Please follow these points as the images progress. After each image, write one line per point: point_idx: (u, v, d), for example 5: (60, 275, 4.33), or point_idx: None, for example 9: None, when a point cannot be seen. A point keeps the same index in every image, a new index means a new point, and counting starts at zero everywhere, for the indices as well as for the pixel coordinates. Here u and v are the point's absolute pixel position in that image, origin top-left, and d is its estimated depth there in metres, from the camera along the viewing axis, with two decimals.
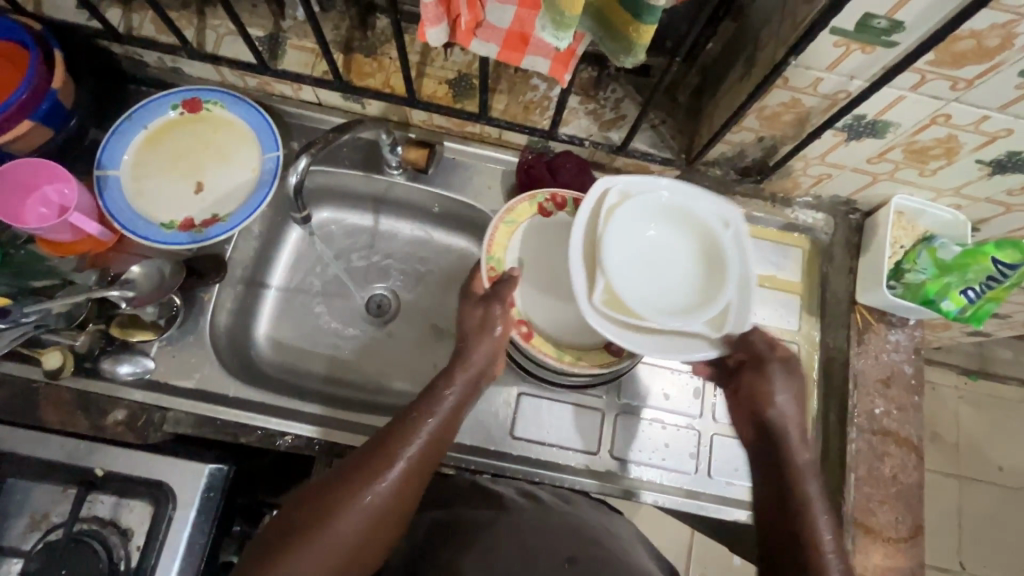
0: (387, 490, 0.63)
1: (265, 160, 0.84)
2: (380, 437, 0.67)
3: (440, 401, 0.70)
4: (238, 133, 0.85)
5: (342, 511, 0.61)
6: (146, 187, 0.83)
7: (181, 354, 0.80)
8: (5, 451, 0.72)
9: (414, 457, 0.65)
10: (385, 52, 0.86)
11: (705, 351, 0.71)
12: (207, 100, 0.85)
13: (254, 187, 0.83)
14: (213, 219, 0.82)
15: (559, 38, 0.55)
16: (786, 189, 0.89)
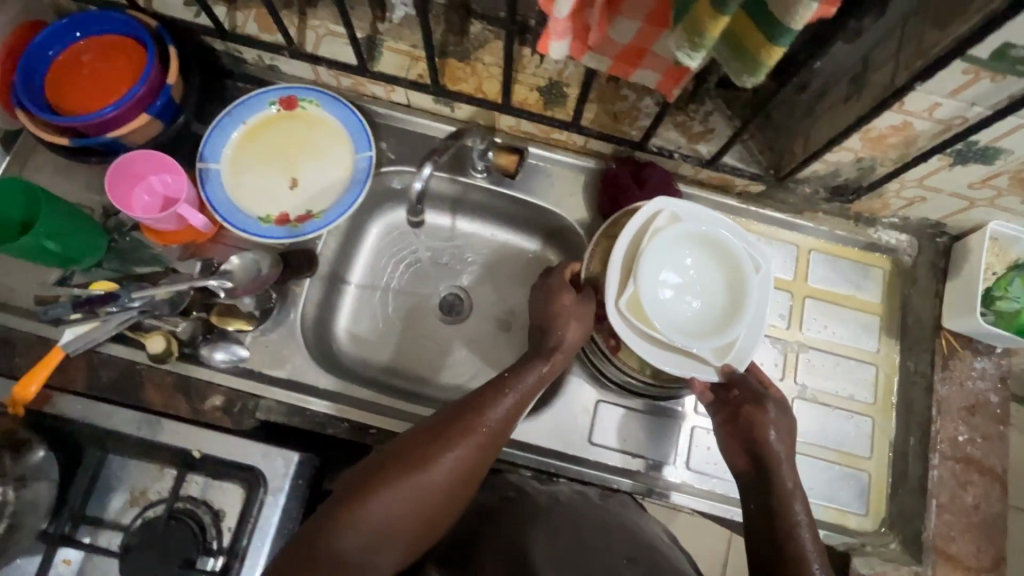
0: (470, 453, 0.67)
1: (359, 160, 0.86)
2: (466, 403, 0.71)
3: (522, 380, 0.73)
4: (332, 132, 0.88)
5: (430, 465, 0.65)
6: (243, 180, 0.85)
7: (273, 345, 0.82)
8: (111, 430, 0.76)
9: (494, 427, 0.69)
10: (479, 57, 0.86)
11: (702, 373, 0.77)
12: (304, 99, 0.87)
13: (347, 186, 0.85)
14: (307, 215, 0.84)
15: (692, 57, 0.53)
16: (872, 210, 0.88)
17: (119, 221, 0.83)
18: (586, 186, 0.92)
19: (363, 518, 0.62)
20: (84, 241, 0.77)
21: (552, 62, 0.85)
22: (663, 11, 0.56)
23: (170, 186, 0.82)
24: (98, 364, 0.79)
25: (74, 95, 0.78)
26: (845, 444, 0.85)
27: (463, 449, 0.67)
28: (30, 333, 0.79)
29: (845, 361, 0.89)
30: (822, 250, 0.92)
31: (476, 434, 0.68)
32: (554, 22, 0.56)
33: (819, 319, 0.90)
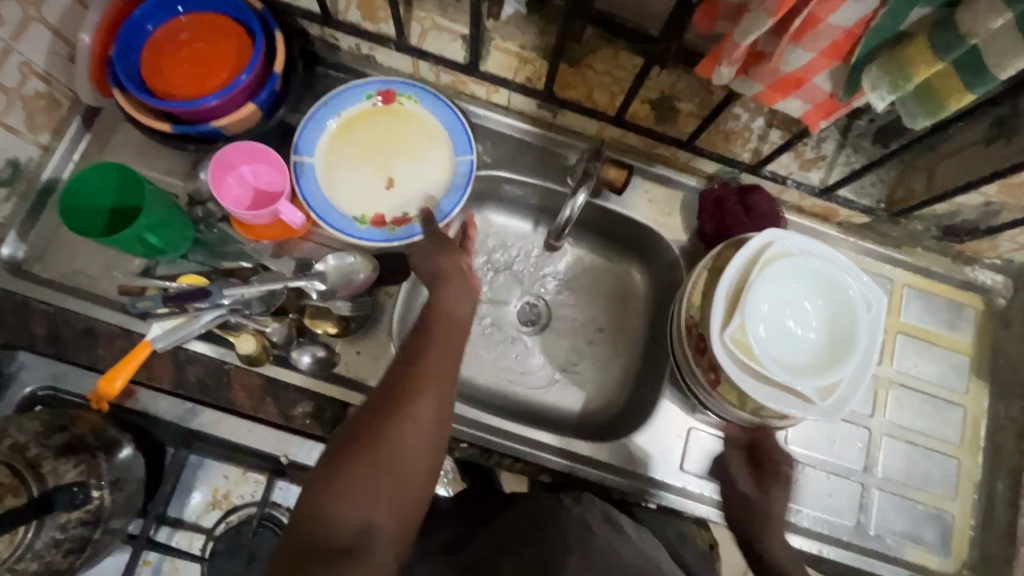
0: (436, 393, 0.58)
1: (457, 163, 0.83)
2: (407, 347, 0.62)
3: (454, 310, 0.65)
4: (428, 131, 0.84)
5: (404, 414, 0.55)
6: (338, 177, 0.82)
7: (366, 351, 0.80)
8: (200, 430, 0.75)
9: (445, 364, 0.60)
10: (590, 63, 0.78)
11: (803, 412, 0.71)
12: (403, 95, 0.83)
13: (446, 190, 0.82)
14: (405, 218, 0.81)
15: (884, 98, 0.53)
16: (976, 250, 0.86)
17: (207, 210, 0.79)
18: (684, 205, 0.90)
19: (339, 503, 0.51)
20: (174, 224, 0.73)
21: (665, 73, 0.78)
22: (846, 45, 0.52)
23: (263, 179, 0.78)
24: (186, 361, 0.75)
25: (170, 77, 0.73)
26: (931, 484, 0.85)
27: (428, 390, 0.57)
28: (113, 325, 0.75)
29: (935, 401, 0.87)
30: (915, 285, 0.90)
31: (436, 373, 0.59)
32: (728, 43, 0.55)
33: (911, 356, 0.88)
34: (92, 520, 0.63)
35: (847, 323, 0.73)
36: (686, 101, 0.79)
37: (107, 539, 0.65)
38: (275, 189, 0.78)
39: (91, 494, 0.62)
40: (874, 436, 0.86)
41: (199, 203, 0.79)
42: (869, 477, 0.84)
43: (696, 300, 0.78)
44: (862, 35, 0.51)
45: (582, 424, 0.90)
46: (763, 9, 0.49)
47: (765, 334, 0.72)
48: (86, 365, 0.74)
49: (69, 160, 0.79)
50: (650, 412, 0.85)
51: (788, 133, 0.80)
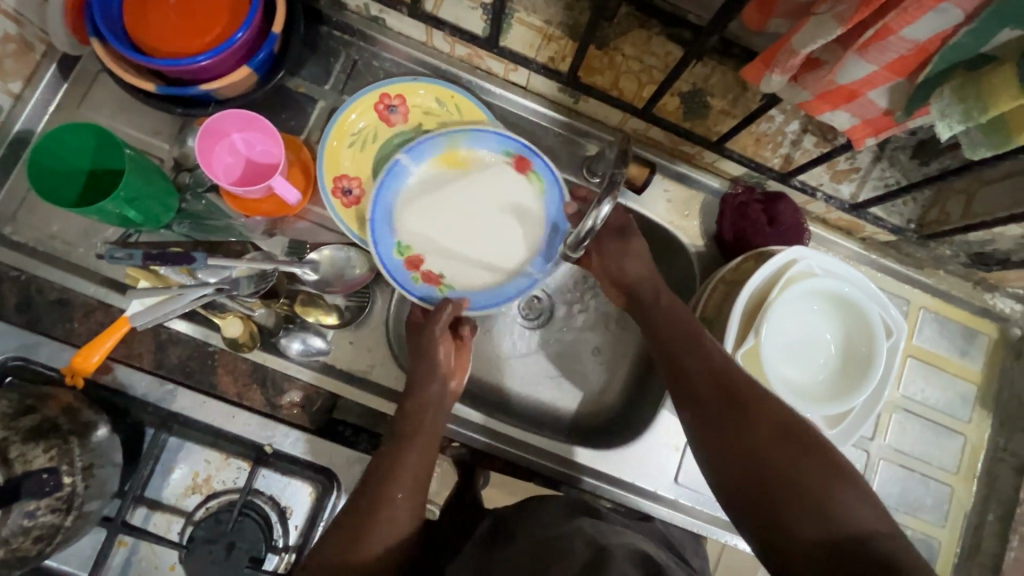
0: (404, 503, 0.63)
1: (528, 269, 0.79)
2: (379, 467, 0.65)
3: (420, 432, 0.67)
4: (529, 230, 0.79)
5: (376, 522, 0.61)
6: (414, 197, 0.77)
7: (358, 342, 0.77)
8: (180, 414, 0.71)
9: (409, 504, 0.64)
10: (619, 46, 0.70)
11: None
12: (535, 172, 0.77)
13: (493, 286, 0.78)
14: (439, 283, 0.77)
15: (952, 128, 0.48)
16: (1000, 278, 0.83)
17: (196, 179, 0.74)
18: (704, 207, 0.85)
19: None
20: (153, 187, 0.67)
21: (698, 66, 0.70)
22: (916, 60, 0.47)
23: (256, 151, 0.73)
24: (166, 342, 0.72)
25: (155, 30, 0.65)
26: (922, 510, 0.84)
27: (396, 498, 0.63)
28: (91, 298, 0.71)
29: (938, 428, 0.86)
30: (932, 308, 0.87)
31: (397, 506, 0.63)
32: (784, 49, 0.49)
33: (917, 381, 0.86)
34: (63, 507, 0.60)
35: (863, 351, 0.69)
36: (718, 96, 0.72)
37: (80, 524, 0.62)
38: (269, 160, 0.72)
39: (62, 481, 0.59)
40: (872, 460, 0.84)
41: (186, 168, 0.74)
42: None
43: (708, 313, 0.74)
44: (935, 53, 0.45)
45: (578, 425, 0.88)
46: (834, 15, 0.43)
47: (783, 369, 0.70)
48: (59, 338, 0.69)
49: (44, 112, 0.73)
50: (648, 420, 0.83)
51: (823, 142, 0.74)
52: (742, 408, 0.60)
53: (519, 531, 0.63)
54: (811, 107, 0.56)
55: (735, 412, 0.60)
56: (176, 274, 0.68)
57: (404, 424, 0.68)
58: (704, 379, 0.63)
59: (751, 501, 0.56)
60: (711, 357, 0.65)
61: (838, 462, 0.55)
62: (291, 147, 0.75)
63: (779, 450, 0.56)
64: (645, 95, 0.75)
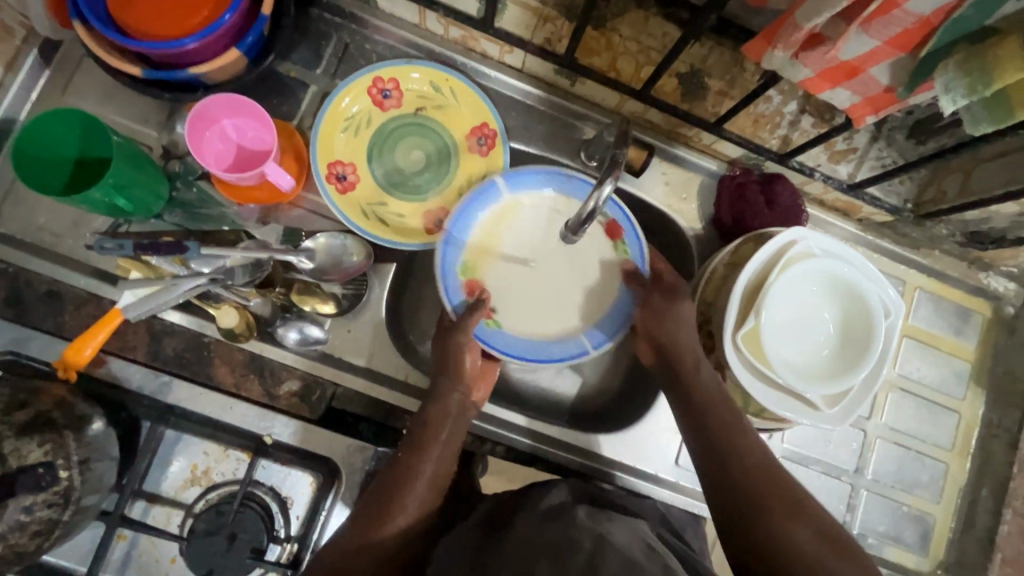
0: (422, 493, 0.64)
1: (582, 337, 0.75)
2: (398, 464, 0.65)
3: (437, 437, 0.67)
4: (595, 305, 0.77)
5: (397, 511, 0.62)
6: (501, 222, 0.76)
7: (356, 330, 0.76)
8: (176, 406, 0.70)
9: (421, 503, 0.64)
10: (616, 27, 0.70)
11: (811, 419, 0.69)
12: (625, 241, 0.76)
13: (541, 339, 0.75)
14: (489, 316, 0.74)
15: (955, 103, 0.47)
16: (995, 257, 0.84)
17: (186, 167, 0.72)
18: (701, 189, 0.84)
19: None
20: (142, 175, 0.65)
21: (695, 46, 0.70)
22: (919, 35, 0.46)
23: (248, 136, 0.71)
24: (161, 333, 0.71)
25: (140, 12, 0.64)
26: (917, 487, 0.85)
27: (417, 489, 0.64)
28: (81, 290, 0.69)
29: (933, 406, 0.86)
30: (928, 288, 0.88)
31: (411, 501, 0.63)
32: (787, 24, 0.48)
33: (914, 360, 0.86)
34: (60, 502, 0.59)
35: (862, 332, 0.70)
36: (716, 77, 0.72)
37: (77, 519, 0.61)
38: (261, 147, 0.71)
39: (58, 476, 0.58)
40: (869, 439, 0.85)
41: (176, 156, 0.73)
42: (859, 478, 0.84)
43: (708, 296, 0.74)
44: (938, 26, 0.45)
45: (579, 410, 0.88)
46: None
47: (783, 350, 0.70)
48: (49, 332, 0.68)
49: (26, 99, 0.71)
50: (648, 404, 0.83)
51: (822, 122, 0.74)
52: (782, 497, 0.58)
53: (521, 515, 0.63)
54: (812, 85, 0.56)
55: (759, 500, 0.58)
56: (168, 263, 0.68)
57: (428, 416, 0.68)
58: (739, 464, 0.62)
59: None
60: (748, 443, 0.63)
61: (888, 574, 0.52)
62: (284, 133, 0.74)
63: (805, 547, 0.54)
64: (642, 77, 0.74)
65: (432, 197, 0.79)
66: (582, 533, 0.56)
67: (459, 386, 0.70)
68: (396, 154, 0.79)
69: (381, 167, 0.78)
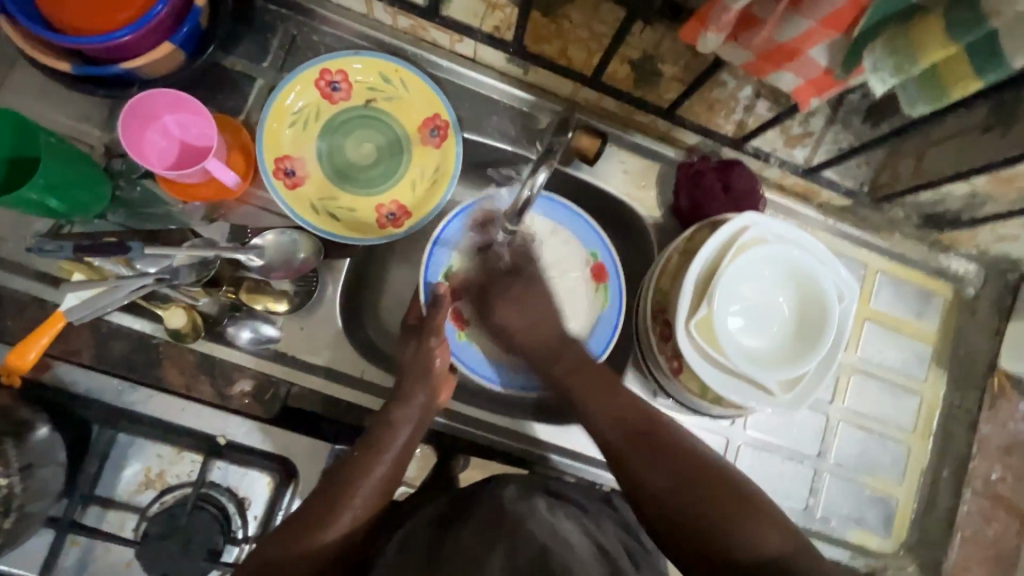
0: (367, 494, 0.63)
1: None
2: (346, 466, 0.64)
3: (395, 439, 0.66)
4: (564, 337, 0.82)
5: (342, 510, 0.61)
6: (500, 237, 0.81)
7: (309, 328, 0.74)
8: (125, 409, 0.69)
9: (370, 498, 0.63)
10: (565, 13, 0.67)
11: (767, 405, 0.69)
12: (606, 284, 0.82)
13: (505, 362, 0.81)
14: (462, 325, 0.81)
15: (887, 84, 0.47)
16: (954, 239, 0.84)
17: (129, 164, 0.70)
18: (661, 177, 0.84)
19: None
20: (77, 173, 0.64)
21: (647, 32, 0.67)
22: (849, 17, 0.45)
23: (191, 133, 0.70)
24: (108, 336, 0.69)
25: (71, 5, 0.62)
26: (881, 470, 0.86)
27: (362, 490, 0.63)
28: (24, 293, 0.68)
29: (895, 389, 0.87)
30: (889, 271, 0.88)
31: (357, 503, 0.62)
32: (716, 6, 0.48)
33: (875, 343, 0.87)
34: (0, 510, 0.58)
35: (818, 317, 0.70)
36: (669, 63, 0.70)
37: (21, 527, 0.60)
38: (204, 143, 0.70)
39: None
40: (831, 423, 0.85)
41: (118, 154, 0.71)
42: (821, 462, 0.85)
43: (665, 284, 0.73)
44: (869, 5, 0.44)
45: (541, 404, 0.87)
46: None
47: (738, 337, 0.69)
48: None
49: None
50: None
51: (776, 106, 0.72)
52: (653, 452, 0.61)
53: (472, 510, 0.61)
54: (754, 67, 0.55)
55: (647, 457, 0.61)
56: (111, 263, 0.66)
57: (387, 416, 0.67)
58: (605, 424, 0.65)
59: (688, 542, 0.56)
60: (613, 405, 0.66)
61: (744, 489, 0.58)
62: (229, 129, 0.72)
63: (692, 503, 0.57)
64: (594, 64, 0.73)
65: (385, 192, 0.78)
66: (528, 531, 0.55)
67: (422, 388, 0.69)
68: (347, 148, 0.78)
69: (333, 162, 0.77)
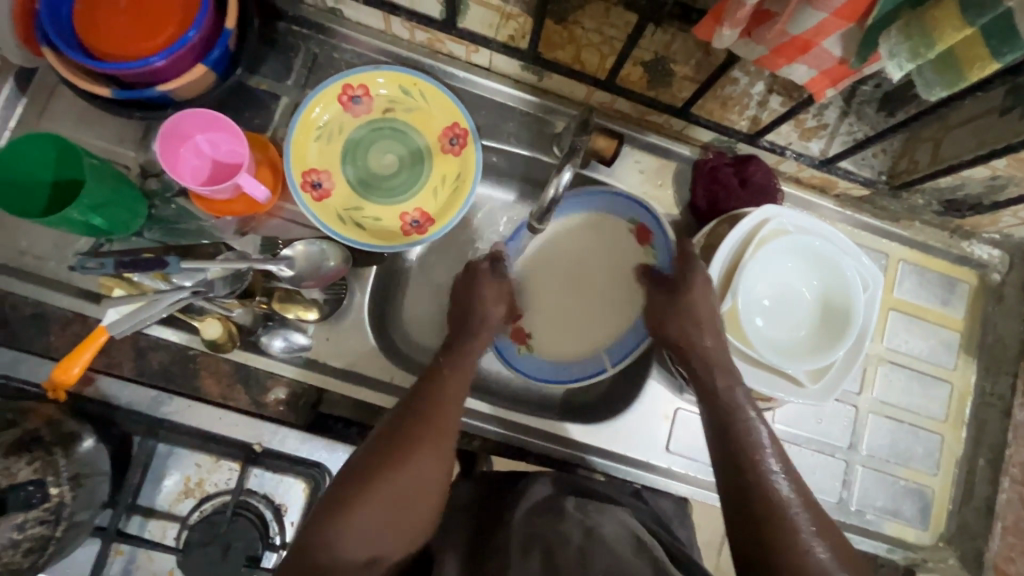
0: (437, 421, 0.62)
1: (607, 354, 0.82)
2: (413, 398, 0.64)
3: (454, 371, 0.67)
4: (618, 319, 0.85)
5: (413, 439, 0.60)
6: (541, 259, 0.86)
7: (336, 337, 0.77)
8: (164, 419, 0.71)
9: (447, 410, 0.64)
10: (578, 20, 0.68)
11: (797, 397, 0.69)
12: (653, 245, 0.81)
13: (571, 362, 0.83)
14: (522, 341, 0.84)
15: (903, 69, 0.48)
16: (976, 224, 0.84)
17: (163, 184, 0.73)
18: (677, 175, 0.85)
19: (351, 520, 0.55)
20: (118, 193, 0.66)
21: (659, 33, 0.68)
22: (863, 4, 0.46)
23: (222, 150, 0.73)
24: (147, 348, 0.72)
25: (109, 33, 0.65)
26: (913, 460, 0.85)
27: (430, 418, 0.62)
28: (66, 310, 0.70)
29: (923, 378, 0.86)
30: (911, 260, 0.87)
31: (426, 430, 0.61)
32: (732, 1, 0.48)
33: (901, 332, 0.86)
34: (51, 519, 0.60)
35: (843, 307, 0.70)
36: (681, 63, 0.71)
37: (72, 534, 0.62)
38: (235, 160, 0.72)
39: (49, 493, 0.59)
40: (860, 414, 0.85)
41: (153, 174, 0.74)
42: (851, 454, 0.84)
43: None
44: None
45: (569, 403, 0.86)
46: None
47: (760, 327, 0.70)
48: (38, 352, 0.69)
49: (4, 129, 0.72)
50: (635, 393, 0.83)
51: (789, 100, 0.73)
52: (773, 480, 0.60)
53: (508, 515, 0.61)
54: (768, 61, 0.56)
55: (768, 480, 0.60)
56: (150, 279, 0.69)
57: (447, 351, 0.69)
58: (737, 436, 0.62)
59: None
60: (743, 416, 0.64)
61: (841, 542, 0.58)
62: (257, 145, 0.75)
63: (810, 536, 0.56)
64: (607, 67, 0.74)
65: (410, 199, 0.80)
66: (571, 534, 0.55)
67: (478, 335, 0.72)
68: (371, 158, 0.80)
69: (357, 173, 0.80)
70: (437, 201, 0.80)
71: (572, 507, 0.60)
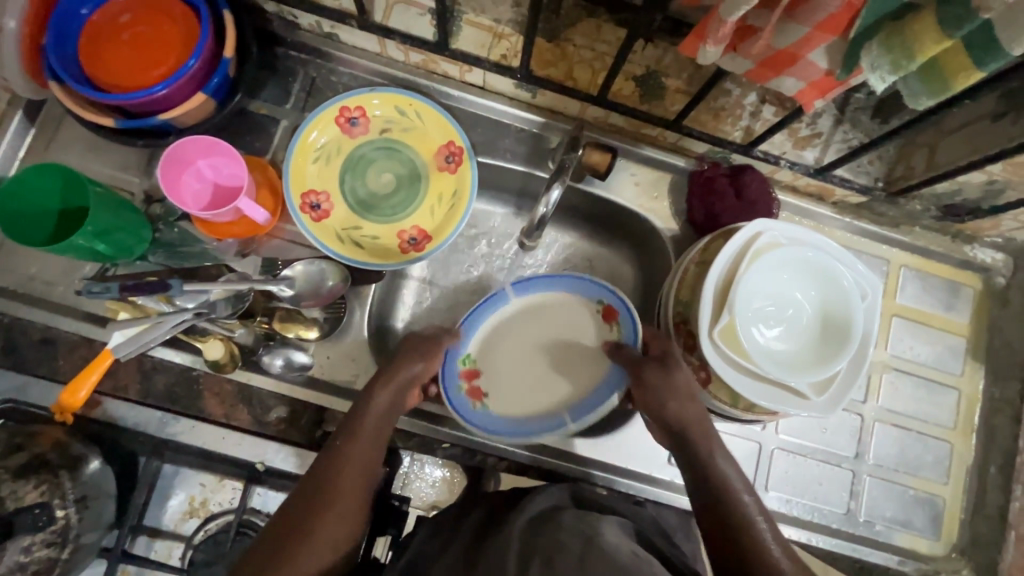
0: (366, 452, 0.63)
1: (569, 415, 0.75)
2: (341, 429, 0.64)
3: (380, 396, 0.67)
4: (585, 385, 0.78)
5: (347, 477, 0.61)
6: (505, 329, 0.81)
7: (336, 355, 0.77)
8: (169, 440, 0.72)
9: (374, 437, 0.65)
10: (569, 37, 0.70)
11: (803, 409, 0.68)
12: (620, 323, 0.77)
13: (528, 421, 0.76)
14: (479, 398, 0.78)
15: (886, 80, 0.48)
16: (977, 228, 0.83)
17: (167, 208, 0.75)
18: (672, 187, 0.85)
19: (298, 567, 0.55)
20: (122, 218, 0.68)
21: (650, 47, 0.69)
22: (844, 19, 0.46)
23: (223, 173, 0.74)
24: (152, 370, 0.72)
25: (113, 65, 0.68)
26: (922, 468, 0.83)
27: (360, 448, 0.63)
28: (73, 334, 0.72)
29: (929, 384, 0.85)
30: (912, 265, 0.87)
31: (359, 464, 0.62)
32: (714, 18, 0.49)
33: (905, 339, 0.85)
34: (58, 541, 0.61)
35: (842, 317, 0.69)
36: (673, 76, 0.72)
37: (78, 556, 0.64)
38: (235, 182, 0.74)
39: (55, 515, 0.61)
40: (866, 422, 0.84)
41: (157, 200, 0.76)
42: (858, 464, 0.83)
43: (684, 295, 0.74)
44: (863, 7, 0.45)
45: None
46: None
47: (762, 341, 0.69)
48: (46, 376, 0.71)
49: (14, 158, 0.74)
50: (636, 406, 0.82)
51: (782, 110, 0.73)
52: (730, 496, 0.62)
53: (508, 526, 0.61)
54: (756, 74, 0.57)
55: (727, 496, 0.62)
56: (154, 302, 0.70)
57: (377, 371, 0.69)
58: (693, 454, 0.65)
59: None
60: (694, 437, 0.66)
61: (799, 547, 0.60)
62: (257, 168, 0.77)
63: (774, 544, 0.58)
64: (599, 82, 0.75)
65: (408, 216, 0.81)
66: (564, 542, 0.54)
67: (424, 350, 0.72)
68: (369, 178, 0.82)
69: (356, 194, 0.81)
70: (434, 218, 0.81)
71: (569, 517, 0.59)
